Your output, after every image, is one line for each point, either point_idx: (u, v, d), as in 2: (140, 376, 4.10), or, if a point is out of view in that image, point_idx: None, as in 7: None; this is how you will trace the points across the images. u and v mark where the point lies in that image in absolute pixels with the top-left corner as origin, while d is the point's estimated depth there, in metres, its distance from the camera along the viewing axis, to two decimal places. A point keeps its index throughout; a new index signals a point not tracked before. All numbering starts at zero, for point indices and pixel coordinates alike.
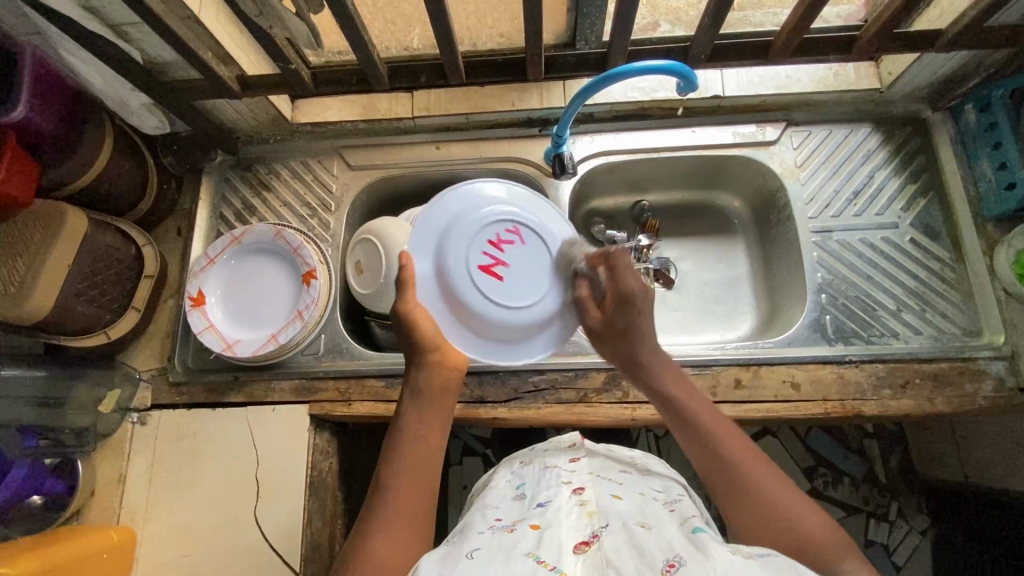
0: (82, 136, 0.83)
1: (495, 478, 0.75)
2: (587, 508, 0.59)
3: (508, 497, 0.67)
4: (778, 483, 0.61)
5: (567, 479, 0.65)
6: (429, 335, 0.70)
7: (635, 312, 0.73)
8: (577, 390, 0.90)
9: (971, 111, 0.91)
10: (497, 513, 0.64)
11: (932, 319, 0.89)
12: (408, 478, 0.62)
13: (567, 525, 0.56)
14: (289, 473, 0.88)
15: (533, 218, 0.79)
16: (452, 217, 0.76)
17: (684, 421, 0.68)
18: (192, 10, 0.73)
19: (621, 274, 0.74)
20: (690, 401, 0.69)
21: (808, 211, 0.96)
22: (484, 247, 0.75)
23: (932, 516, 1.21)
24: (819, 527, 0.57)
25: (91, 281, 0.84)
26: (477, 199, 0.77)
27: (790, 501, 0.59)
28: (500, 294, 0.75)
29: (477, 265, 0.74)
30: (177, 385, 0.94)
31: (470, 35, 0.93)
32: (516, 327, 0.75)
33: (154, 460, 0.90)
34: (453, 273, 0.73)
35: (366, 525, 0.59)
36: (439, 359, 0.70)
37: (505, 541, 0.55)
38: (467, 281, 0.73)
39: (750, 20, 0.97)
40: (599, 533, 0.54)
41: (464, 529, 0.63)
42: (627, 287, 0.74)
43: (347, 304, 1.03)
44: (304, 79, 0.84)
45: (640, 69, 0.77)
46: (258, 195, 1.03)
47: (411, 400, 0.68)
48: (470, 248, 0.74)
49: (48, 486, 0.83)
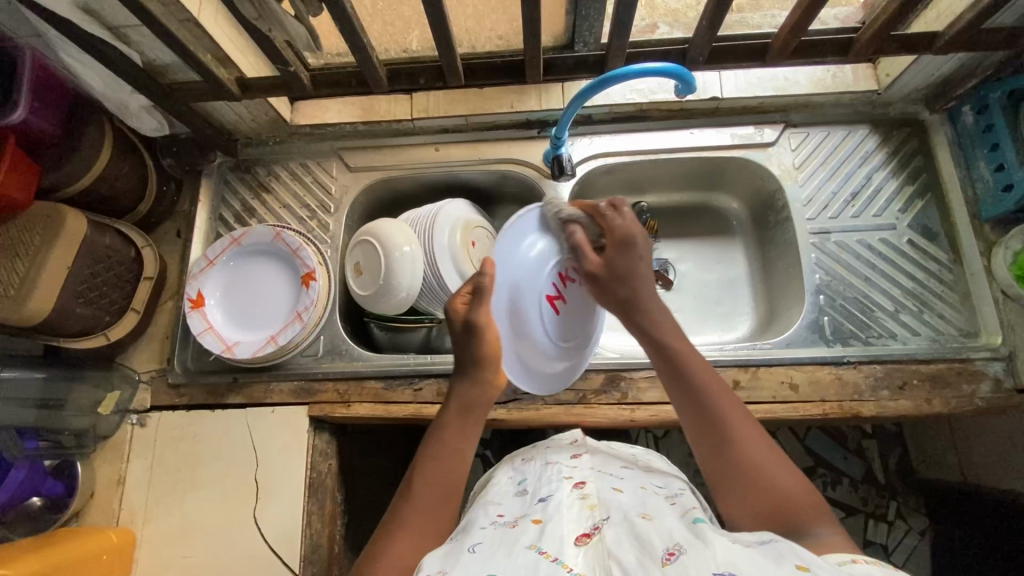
0: (82, 138, 0.83)
1: (497, 474, 0.74)
2: (588, 501, 0.59)
3: (510, 493, 0.67)
4: (767, 450, 0.61)
5: (568, 475, 0.65)
6: (489, 349, 0.72)
7: (636, 256, 0.75)
8: (576, 392, 0.90)
9: (969, 113, 0.92)
10: (500, 509, 0.64)
11: (930, 320, 0.90)
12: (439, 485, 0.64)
13: (567, 519, 0.56)
14: (288, 475, 0.88)
15: None
16: (529, 246, 0.82)
17: (678, 376, 0.67)
18: (192, 13, 0.73)
19: (616, 216, 0.77)
20: (688, 359, 0.68)
21: (806, 213, 0.96)
22: (553, 280, 0.83)
23: (931, 516, 1.21)
24: (801, 492, 0.58)
25: (90, 283, 0.85)
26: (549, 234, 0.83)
27: (775, 467, 0.60)
28: (555, 328, 0.84)
29: (543, 296, 0.82)
30: (176, 387, 0.94)
31: (469, 37, 0.93)
32: (551, 357, 0.85)
33: (154, 462, 0.90)
34: (523, 305, 0.81)
35: (396, 515, 0.62)
36: (492, 379, 0.71)
37: (507, 536, 0.56)
38: (532, 312, 0.82)
39: (748, 22, 0.97)
40: (600, 525, 0.55)
41: (467, 525, 0.62)
42: (625, 230, 0.76)
43: (346, 306, 1.03)
44: (302, 81, 0.84)
45: (638, 70, 0.77)
46: (257, 197, 1.03)
47: (456, 410, 0.69)
48: (542, 279, 0.82)
49: (48, 487, 0.84)
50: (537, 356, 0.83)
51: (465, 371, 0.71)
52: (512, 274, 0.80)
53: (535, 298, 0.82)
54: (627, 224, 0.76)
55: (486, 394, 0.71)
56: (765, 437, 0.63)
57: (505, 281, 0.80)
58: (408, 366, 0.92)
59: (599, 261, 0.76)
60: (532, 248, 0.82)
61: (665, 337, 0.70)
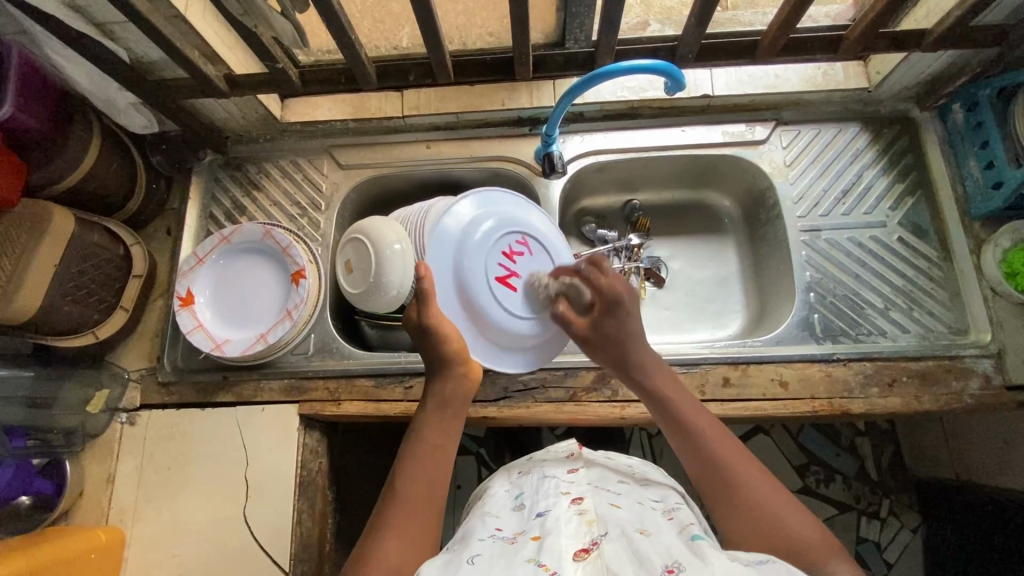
0: (71, 135, 0.82)
1: (493, 487, 0.74)
2: (587, 516, 0.58)
3: (508, 507, 0.67)
4: (772, 491, 0.61)
5: (566, 489, 0.65)
6: (452, 345, 0.73)
7: (622, 316, 0.76)
8: (566, 389, 0.90)
9: (959, 110, 0.92)
10: (497, 523, 0.64)
11: (920, 317, 0.90)
12: (423, 483, 0.63)
13: (566, 534, 0.56)
14: (279, 473, 0.88)
15: (537, 231, 0.88)
16: (466, 234, 0.83)
17: (678, 423, 0.69)
18: (179, 9, 0.73)
19: (603, 275, 0.78)
20: (685, 405, 0.70)
21: (797, 210, 0.96)
22: (500, 259, 0.84)
23: (923, 513, 1.22)
24: (812, 532, 0.58)
25: (78, 280, 0.84)
26: (482, 216, 0.85)
27: (782, 504, 0.60)
28: (515, 301, 0.84)
29: (494, 277, 0.83)
30: (166, 385, 0.94)
31: (459, 34, 0.93)
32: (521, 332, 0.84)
33: (143, 461, 0.90)
34: (473, 287, 0.81)
35: (380, 516, 0.61)
36: (465, 372, 0.73)
37: (506, 550, 0.56)
38: (486, 293, 0.82)
39: (740, 19, 0.97)
40: (598, 541, 0.55)
41: (464, 536, 0.63)
42: (612, 290, 0.76)
43: (337, 304, 1.03)
44: (291, 78, 0.83)
45: (627, 67, 0.77)
46: (248, 195, 1.03)
47: (434, 408, 0.71)
48: (489, 260, 0.83)
49: (36, 487, 0.83)
50: (505, 336, 0.83)
51: (440, 369, 0.73)
52: (457, 266, 0.82)
53: (488, 280, 0.82)
54: (614, 284, 0.77)
55: (464, 387, 0.73)
56: (766, 474, 0.63)
57: (450, 276, 0.82)
58: (399, 365, 0.92)
59: (587, 325, 0.79)
60: (472, 228, 0.84)
61: (659, 384, 0.73)
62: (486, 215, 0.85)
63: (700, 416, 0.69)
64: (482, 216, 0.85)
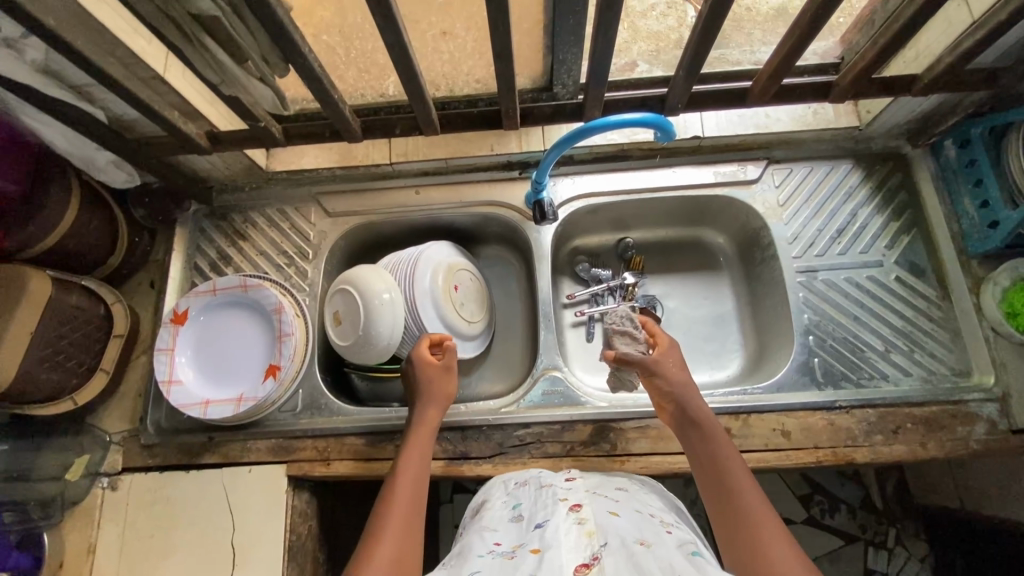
0: (47, 195, 0.80)
1: (490, 496, 0.73)
2: (586, 526, 0.55)
3: (505, 518, 0.65)
4: (771, 515, 0.59)
5: (564, 497, 0.63)
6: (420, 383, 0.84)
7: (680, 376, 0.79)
8: (563, 443, 0.87)
9: (951, 147, 0.91)
10: (496, 536, 0.62)
11: (921, 359, 0.88)
12: (408, 496, 0.68)
13: (567, 547, 0.53)
14: (267, 539, 0.84)
15: (412, 289, 0.92)
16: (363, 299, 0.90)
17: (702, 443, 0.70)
18: (157, 72, 0.71)
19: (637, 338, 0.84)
20: (713, 434, 0.70)
21: (791, 250, 0.95)
22: (385, 312, 0.90)
23: (931, 542, 1.19)
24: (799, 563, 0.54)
25: (56, 345, 0.81)
26: (390, 288, 0.91)
27: (774, 537, 0.56)
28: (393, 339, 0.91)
29: (373, 327, 0.89)
30: (148, 447, 0.91)
31: (446, 82, 0.91)
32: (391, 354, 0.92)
33: (125, 529, 0.86)
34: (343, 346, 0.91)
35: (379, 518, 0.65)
36: (435, 403, 0.82)
37: (505, 566, 0.53)
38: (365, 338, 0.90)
39: (728, 58, 0.92)
40: (599, 554, 0.51)
41: (462, 552, 0.61)
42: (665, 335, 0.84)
43: (326, 356, 0.99)
44: (274, 134, 0.82)
45: (615, 122, 0.76)
46: (233, 244, 1.00)
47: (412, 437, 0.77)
48: (366, 315, 0.89)
49: (13, 560, 0.80)
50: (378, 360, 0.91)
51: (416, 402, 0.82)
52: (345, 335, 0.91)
53: (366, 330, 0.90)
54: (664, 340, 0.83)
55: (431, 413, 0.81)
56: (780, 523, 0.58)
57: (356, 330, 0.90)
58: (389, 421, 0.89)
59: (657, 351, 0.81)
60: (374, 295, 0.90)
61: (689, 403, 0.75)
62: (390, 286, 0.91)
63: (723, 442, 0.69)
64: (389, 287, 0.91)
